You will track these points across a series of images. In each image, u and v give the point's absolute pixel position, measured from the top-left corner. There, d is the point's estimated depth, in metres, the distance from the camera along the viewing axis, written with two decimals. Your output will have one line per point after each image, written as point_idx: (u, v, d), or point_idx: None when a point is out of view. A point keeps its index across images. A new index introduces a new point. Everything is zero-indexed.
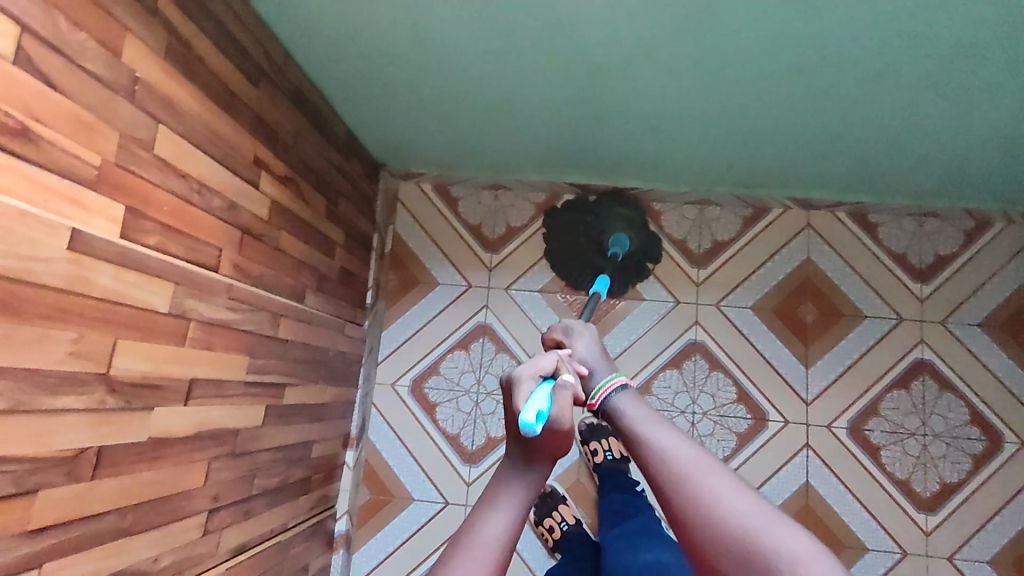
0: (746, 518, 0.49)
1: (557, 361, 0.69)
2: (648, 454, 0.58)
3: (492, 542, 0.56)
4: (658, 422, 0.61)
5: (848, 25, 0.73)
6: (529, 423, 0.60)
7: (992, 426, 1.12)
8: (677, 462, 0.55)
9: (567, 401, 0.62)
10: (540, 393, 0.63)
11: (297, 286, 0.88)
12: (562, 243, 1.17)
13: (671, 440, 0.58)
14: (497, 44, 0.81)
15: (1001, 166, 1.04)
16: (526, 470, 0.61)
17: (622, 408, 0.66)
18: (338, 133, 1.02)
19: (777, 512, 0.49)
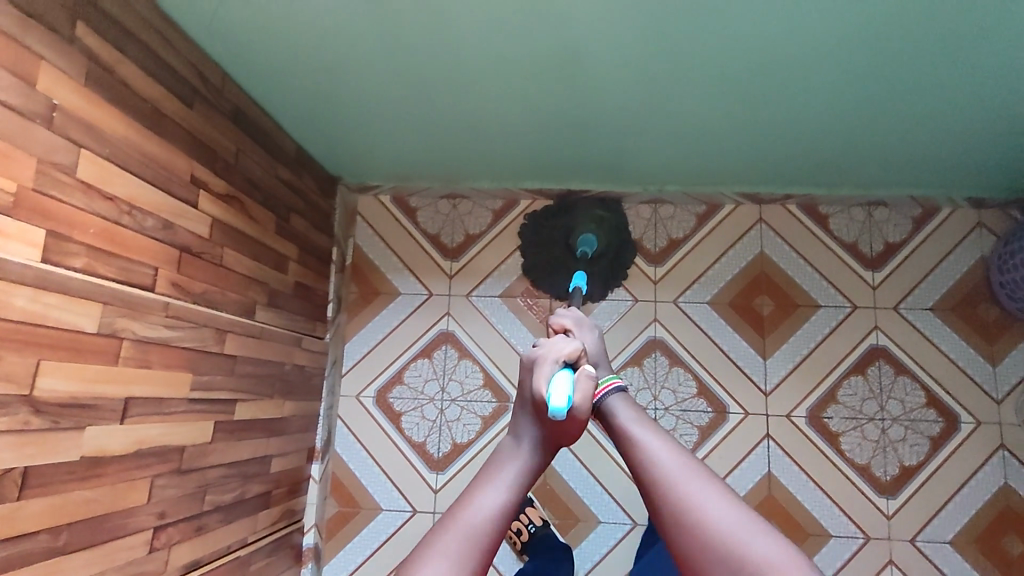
0: (727, 523, 0.56)
1: (578, 349, 0.77)
2: (640, 457, 0.65)
3: (498, 507, 0.64)
4: (649, 426, 0.69)
5: (765, 21, 0.75)
6: (557, 407, 0.67)
7: (948, 407, 1.13)
8: (667, 470, 0.62)
9: (587, 393, 0.70)
10: (563, 377, 0.71)
11: (245, 303, 0.89)
12: (539, 255, 1.23)
13: (663, 448, 0.65)
14: (430, 55, 0.83)
15: (939, 152, 1.06)
16: (530, 456, 0.72)
17: (616, 411, 0.73)
18: (286, 150, 1.03)
19: (754, 519, 0.56)
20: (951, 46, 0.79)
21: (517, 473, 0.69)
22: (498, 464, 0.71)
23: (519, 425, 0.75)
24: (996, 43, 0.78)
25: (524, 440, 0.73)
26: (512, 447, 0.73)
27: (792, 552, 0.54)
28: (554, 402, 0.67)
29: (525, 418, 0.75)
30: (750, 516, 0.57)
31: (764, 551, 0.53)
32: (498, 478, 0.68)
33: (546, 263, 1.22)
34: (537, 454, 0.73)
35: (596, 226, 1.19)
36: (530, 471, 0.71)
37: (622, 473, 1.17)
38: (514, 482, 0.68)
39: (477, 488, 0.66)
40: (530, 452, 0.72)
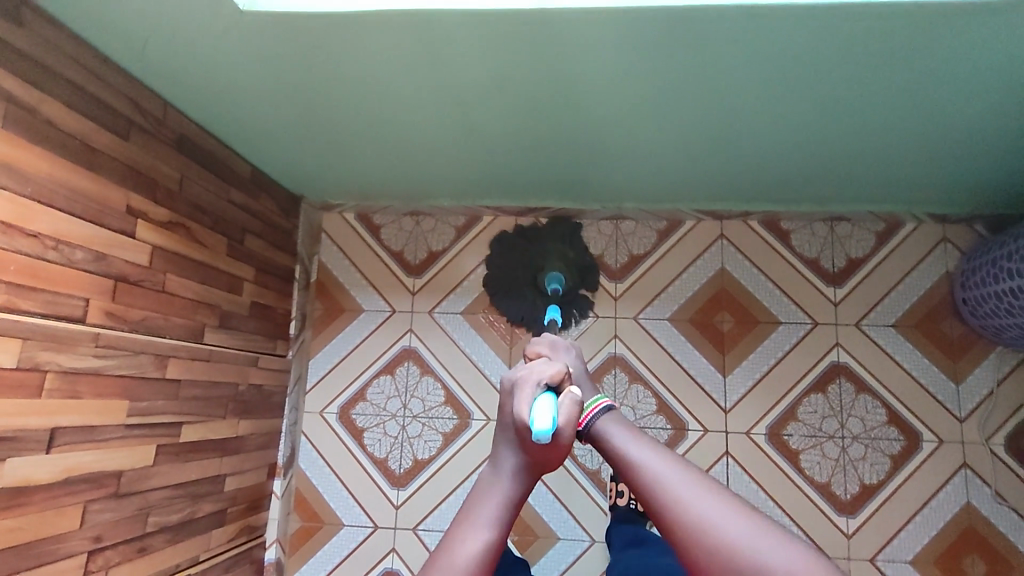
0: (740, 537, 0.56)
1: (562, 370, 0.72)
2: (645, 481, 0.63)
3: (480, 551, 0.63)
4: (646, 444, 0.67)
5: (692, 45, 0.75)
6: (541, 430, 0.64)
7: (909, 425, 1.12)
8: (677, 490, 0.61)
9: (573, 417, 0.67)
10: (545, 402, 0.66)
11: (192, 326, 0.91)
12: (505, 279, 1.23)
13: (666, 467, 0.63)
14: (367, 84, 0.84)
15: (895, 170, 1.04)
16: (511, 486, 0.69)
17: (609, 433, 0.71)
18: (240, 173, 1.05)
19: (763, 526, 0.57)
20: (885, 69, 0.78)
21: (496, 508, 0.68)
22: (479, 497, 0.69)
23: (499, 452, 0.72)
24: (932, 66, 0.77)
25: (504, 470, 0.70)
26: (492, 477, 0.70)
27: (805, 553, 0.55)
28: (539, 424, 0.64)
29: (505, 445, 0.72)
30: (762, 527, 0.57)
31: (780, 559, 0.54)
32: (480, 517, 0.67)
33: (508, 292, 1.22)
34: (517, 483, 0.70)
35: (564, 266, 1.20)
36: (511, 503, 0.69)
37: (582, 490, 1.17)
38: (495, 519, 0.66)
39: (458, 533, 0.65)
40: (509, 482, 0.69)
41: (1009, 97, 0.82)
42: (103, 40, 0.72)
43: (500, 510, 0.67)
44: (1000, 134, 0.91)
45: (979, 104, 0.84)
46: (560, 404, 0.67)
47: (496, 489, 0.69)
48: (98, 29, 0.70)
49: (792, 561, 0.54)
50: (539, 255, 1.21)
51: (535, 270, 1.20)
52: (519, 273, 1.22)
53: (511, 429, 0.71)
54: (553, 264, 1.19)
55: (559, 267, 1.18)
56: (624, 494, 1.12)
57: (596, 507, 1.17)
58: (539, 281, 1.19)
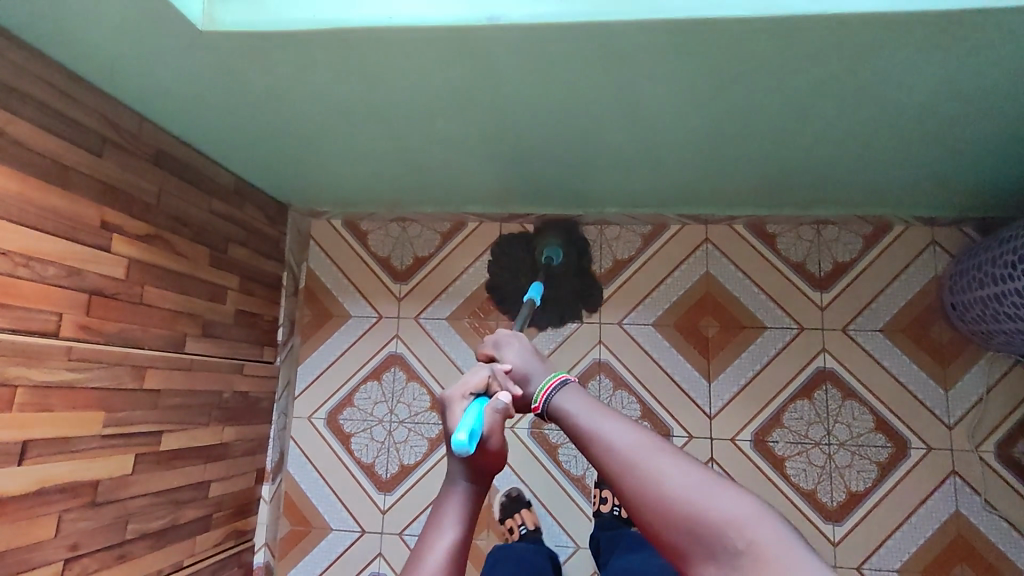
0: (686, 489, 0.47)
1: (489, 376, 0.68)
2: (586, 440, 0.54)
3: (443, 562, 0.55)
4: (590, 403, 0.59)
5: (655, 61, 0.74)
6: (459, 443, 0.59)
7: (897, 432, 1.10)
8: (616, 443, 0.52)
9: (497, 422, 0.62)
10: (469, 413, 0.62)
11: (172, 337, 0.93)
12: (506, 270, 1.24)
13: (607, 419, 0.55)
14: (335, 99, 0.84)
15: (879, 176, 1.02)
16: (469, 486, 0.61)
17: (557, 401, 0.62)
18: (222, 184, 1.06)
19: (713, 477, 0.48)
20: (855, 79, 0.76)
21: (455, 514, 0.59)
22: (434, 509, 0.61)
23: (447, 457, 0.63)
24: (902, 77, 0.75)
25: (454, 472, 0.61)
26: (445, 483, 0.62)
27: (764, 507, 0.47)
28: (456, 437, 0.59)
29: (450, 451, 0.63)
30: (708, 476, 0.48)
31: (731, 510, 0.46)
32: (437, 529, 0.58)
33: (512, 277, 1.24)
34: (473, 483, 0.61)
35: (563, 241, 1.23)
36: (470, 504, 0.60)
37: (567, 497, 1.18)
38: (454, 526, 0.58)
39: (417, 549, 0.57)
40: (464, 484, 0.61)
41: (986, 106, 0.80)
42: (73, 60, 0.73)
43: (459, 515, 0.59)
44: (982, 141, 0.89)
45: (957, 113, 0.82)
46: (484, 412, 0.63)
47: (451, 495, 0.61)
48: (66, 50, 0.71)
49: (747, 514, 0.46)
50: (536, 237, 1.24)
51: (533, 253, 1.23)
52: (520, 262, 1.24)
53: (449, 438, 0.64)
54: (551, 237, 1.23)
55: (556, 241, 1.22)
56: (607, 501, 1.11)
57: (581, 514, 1.17)
58: (538, 257, 1.23)
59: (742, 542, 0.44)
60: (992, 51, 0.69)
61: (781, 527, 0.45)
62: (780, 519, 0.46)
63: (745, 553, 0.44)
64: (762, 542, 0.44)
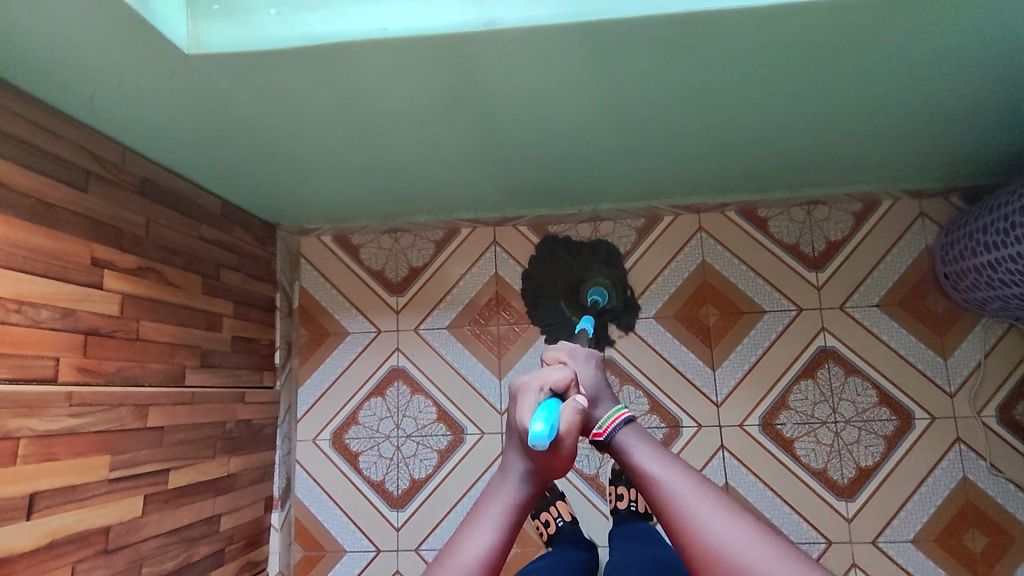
0: (766, 570, 0.48)
1: (569, 376, 0.64)
2: (656, 496, 0.56)
3: (478, 560, 0.55)
4: (658, 453, 0.59)
5: (647, 55, 0.74)
6: (536, 435, 0.56)
7: (900, 404, 1.12)
8: (688, 507, 0.53)
9: (573, 425, 0.59)
10: (545, 405, 0.59)
11: (171, 370, 0.90)
12: (543, 277, 1.22)
13: (678, 478, 0.55)
14: (324, 114, 0.82)
15: (867, 154, 1.04)
16: (521, 488, 0.60)
17: (625, 444, 0.62)
18: (209, 209, 1.03)
19: (791, 557, 0.49)
20: (843, 61, 0.77)
21: (500, 514, 0.59)
22: (484, 501, 0.60)
23: (506, 454, 0.62)
24: (890, 57, 0.76)
25: (511, 472, 0.60)
26: (499, 480, 0.61)
27: None
28: (534, 428, 0.56)
29: (512, 448, 0.62)
30: (782, 555, 0.49)
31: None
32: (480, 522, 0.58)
33: (543, 290, 1.21)
34: (527, 488, 0.60)
35: (611, 284, 1.20)
36: (517, 508, 0.59)
37: (582, 498, 1.17)
38: (497, 525, 0.58)
39: (458, 536, 0.57)
40: (518, 485, 0.60)
41: (970, 79, 0.81)
42: (53, 94, 0.70)
43: (504, 516, 0.59)
44: (966, 113, 0.90)
45: (943, 88, 0.84)
46: (561, 411, 0.59)
47: (501, 493, 0.60)
48: (44, 84, 0.68)
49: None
50: (589, 271, 1.21)
51: (580, 283, 1.20)
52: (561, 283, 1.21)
53: (518, 432, 0.61)
54: (602, 280, 1.19)
55: (607, 287, 1.19)
56: (624, 498, 1.09)
57: (599, 514, 1.16)
58: (583, 289, 1.19)
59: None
60: (978, 25, 0.70)
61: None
62: None
63: None
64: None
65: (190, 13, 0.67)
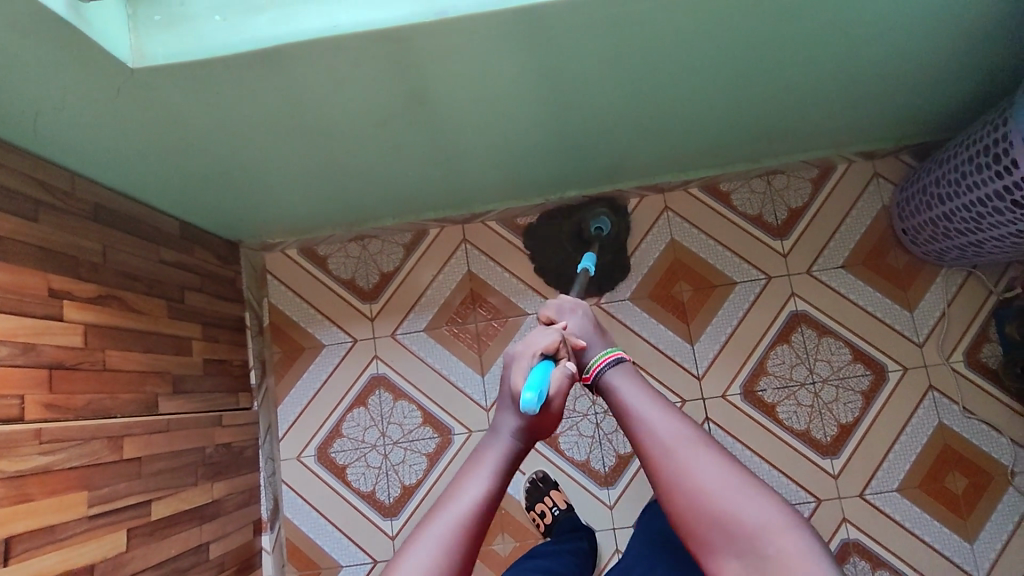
0: (721, 494, 0.54)
1: (557, 341, 0.72)
2: (636, 430, 0.61)
3: (475, 504, 0.58)
4: (642, 391, 0.65)
5: (598, 37, 0.74)
6: (528, 400, 0.63)
7: (873, 358, 1.15)
8: (664, 441, 0.59)
9: (561, 389, 0.67)
10: (535, 372, 0.67)
11: (143, 400, 0.87)
12: (548, 235, 1.21)
13: (657, 415, 0.61)
14: (278, 122, 0.81)
15: (821, 120, 1.06)
16: (512, 444, 0.66)
17: (612, 382, 0.67)
18: (167, 231, 1.00)
19: (748, 483, 0.55)
20: (789, 29, 0.78)
21: (494, 464, 0.63)
22: (476, 457, 0.65)
23: (498, 415, 0.68)
24: (832, 21, 0.78)
25: (503, 428, 0.67)
26: (490, 438, 0.66)
27: (786, 513, 0.53)
28: (524, 394, 0.64)
29: (504, 406, 0.69)
30: (744, 482, 0.55)
31: (763, 520, 0.52)
32: (476, 473, 0.62)
33: (555, 241, 1.21)
34: (516, 443, 0.66)
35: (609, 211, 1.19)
36: (508, 461, 0.64)
37: (579, 486, 1.15)
38: (491, 474, 0.62)
39: (455, 484, 0.61)
40: (509, 440, 0.66)
41: (911, 38, 0.84)
42: None
43: (498, 466, 0.63)
44: (908, 72, 0.93)
45: (885, 49, 0.86)
46: (549, 376, 0.67)
47: (494, 447, 0.65)
48: None
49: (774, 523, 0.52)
50: (585, 207, 1.20)
51: (581, 221, 1.19)
52: (566, 230, 1.20)
53: (511, 396, 0.68)
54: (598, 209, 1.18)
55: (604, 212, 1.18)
56: None
57: (599, 502, 1.15)
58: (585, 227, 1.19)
59: (770, 548, 0.51)
60: None
61: (806, 535, 0.52)
62: (802, 526, 0.52)
63: (770, 557, 0.50)
64: (788, 550, 0.50)
65: (132, 26, 0.65)
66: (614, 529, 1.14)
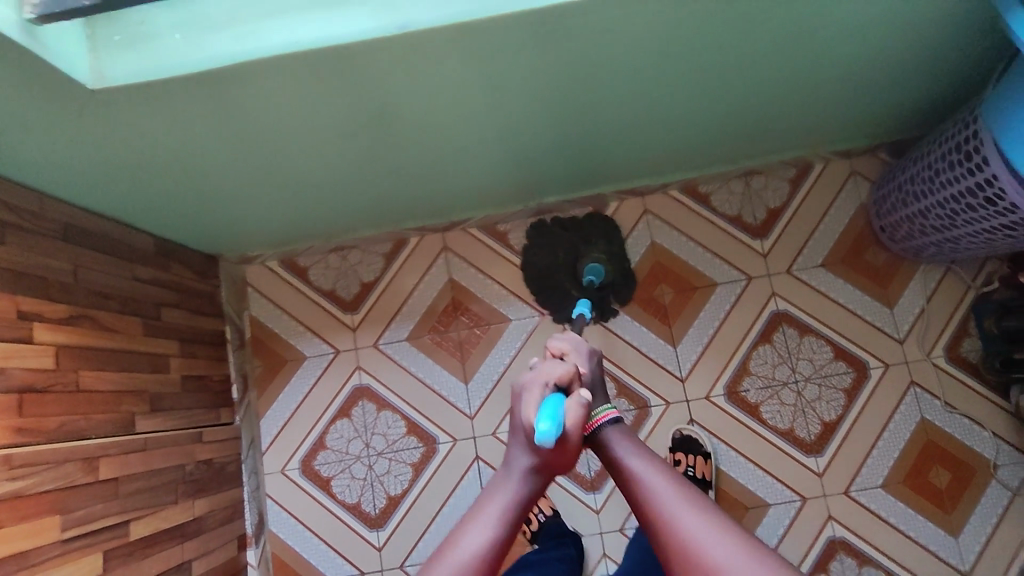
0: (731, 570, 0.50)
1: (571, 371, 0.68)
2: (639, 497, 0.58)
3: (477, 556, 0.55)
4: (641, 451, 0.61)
5: (565, 45, 0.74)
6: (545, 431, 0.58)
7: (855, 356, 1.16)
8: (668, 510, 0.55)
9: (578, 422, 0.61)
10: (550, 401, 0.62)
11: (120, 419, 0.87)
12: (544, 255, 1.21)
13: (659, 481, 0.58)
14: (249, 137, 0.80)
15: (795, 120, 1.07)
16: (524, 485, 0.61)
17: (611, 440, 0.64)
18: (142, 248, 0.99)
19: (758, 556, 0.51)
20: (756, 33, 0.79)
21: (503, 508, 0.60)
22: (485, 499, 0.61)
23: (511, 449, 0.64)
24: (798, 24, 0.78)
25: (516, 465, 0.62)
26: (502, 476, 0.62)
27: None
28: (541, 426, 0.58)
29: (516, 440, 0.64)
30: (754, 556, 0.51)
31: None
32: (483, 517, 0.59)
33: (545, 268, 1.21)
34: (530, 484, 0.62)
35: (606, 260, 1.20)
36: (519, 504, 0.61)
37: (564, 491, 1.15)
38: (499, 521, 0.58)
39: (461, 528, 0.58)
40: (522, 481, 0.61)
41: (879, 38, 0.84)
42: None
43: (507, 512, 0.59)
44: (879, 72, 0.94)
45: (854, 49, 0.86)
46: (565, 405, 0.62)
47: (505, 488, 0.61)
48: None
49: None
50: (588, 245, 1.20)
51: (578, 259, 1.20)
52: (561, 260, 1.21)
53: (523, 428, 0.63)
54: (597, 255, 1.19)
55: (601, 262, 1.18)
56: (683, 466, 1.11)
57: (585, 507, 1.14)
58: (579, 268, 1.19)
59: None
60: None
61: None
62: None
63: None
64: None
65: (91, 46, 0.64)
66: (601, 533, 1.13)
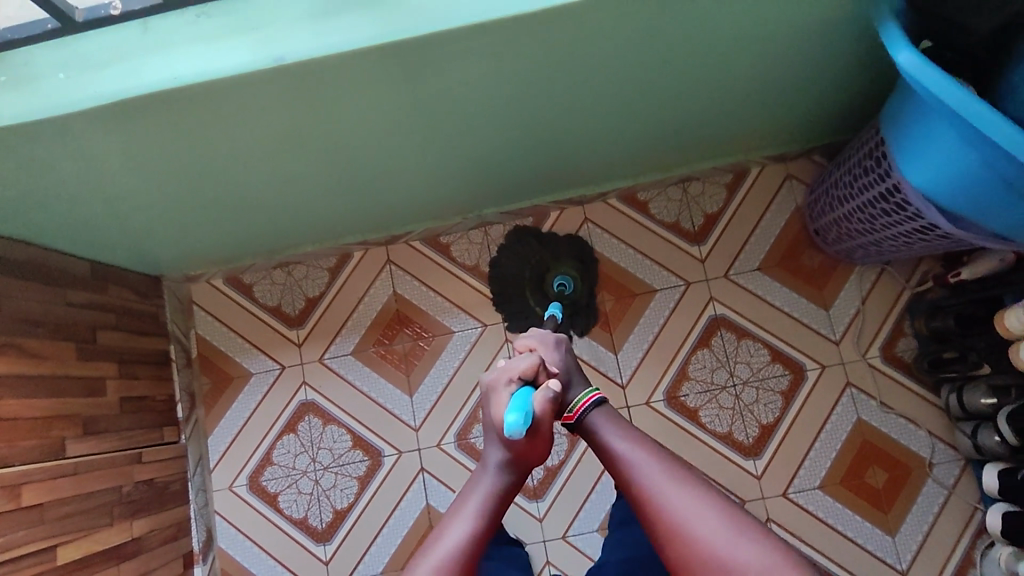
0: (712, 537, 0.55)
1: (536, 362, 0.69)
2: (624, 476, 0.62)
3: (457, 548, 0.59)
4: (625, 432, 0.66)
5: (464, 67, 0.75)
6: (512, 424, 0.61)
7: (792, 359, 1.17)
8: (652, 485, 0.60)
9: (547, 409, 0.64)
10: (516, 396, 0.65)
11: (47, 445, 0.88)
12: (511, 267, 1.21)
13: (642, 459, 0.62)
14: (162, 166, 0.81)
15: (723, 128, 1.08)
16: (499, 479, 0.65)
17: (595, 423, 0.68)
18: (76, 273, 1.00)
19: (736, 523, 0.56)
20: (658, 48, 0.80)
21: (480, 503, 0.63)
22: (466, 496, 0.65)
23: (486, 448, 0.67)
24: (697, 39, 0.79)
25: (490, 463, 0.66)
26: (479, 473, 0.66)
27: (775, 551, 0.54)
28: (508, 419, 0.61)
29: (490, 437, 0.67)
30: (733, 524, 0.55)
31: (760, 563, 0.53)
32: (461, 514, 0.62)
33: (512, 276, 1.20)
34: (504, 478, 0.65)
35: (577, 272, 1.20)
36: (498, 496, 0.64)
37: None
38: (476, 515, 0.62)
39: (442, 527, 0.62)
40: (496, 476, 0.65)
41: (785, 49, 0.85)
42: None
43: (484, 505, 0.63)
44: (796, 79, 0.95)
45: (763, 60, 0.87)
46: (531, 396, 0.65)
47: (482, 484, 0.65)
48: None
49: (775, 563, 0.53)
50: (558, 253, 1.20)
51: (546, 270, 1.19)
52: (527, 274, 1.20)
53: (495, 425, 0.66)
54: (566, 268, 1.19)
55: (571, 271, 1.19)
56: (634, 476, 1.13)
57: (529, 515, 1.16)
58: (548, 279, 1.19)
59: None
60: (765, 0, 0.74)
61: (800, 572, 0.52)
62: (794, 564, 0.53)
63: None
64: None
65: None
66: (544, 541, 1.15)
